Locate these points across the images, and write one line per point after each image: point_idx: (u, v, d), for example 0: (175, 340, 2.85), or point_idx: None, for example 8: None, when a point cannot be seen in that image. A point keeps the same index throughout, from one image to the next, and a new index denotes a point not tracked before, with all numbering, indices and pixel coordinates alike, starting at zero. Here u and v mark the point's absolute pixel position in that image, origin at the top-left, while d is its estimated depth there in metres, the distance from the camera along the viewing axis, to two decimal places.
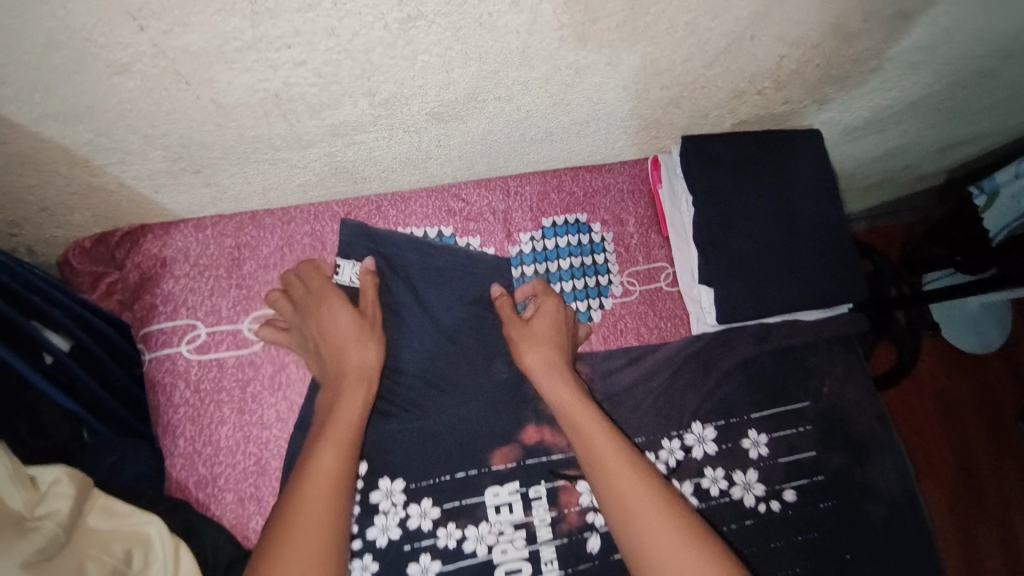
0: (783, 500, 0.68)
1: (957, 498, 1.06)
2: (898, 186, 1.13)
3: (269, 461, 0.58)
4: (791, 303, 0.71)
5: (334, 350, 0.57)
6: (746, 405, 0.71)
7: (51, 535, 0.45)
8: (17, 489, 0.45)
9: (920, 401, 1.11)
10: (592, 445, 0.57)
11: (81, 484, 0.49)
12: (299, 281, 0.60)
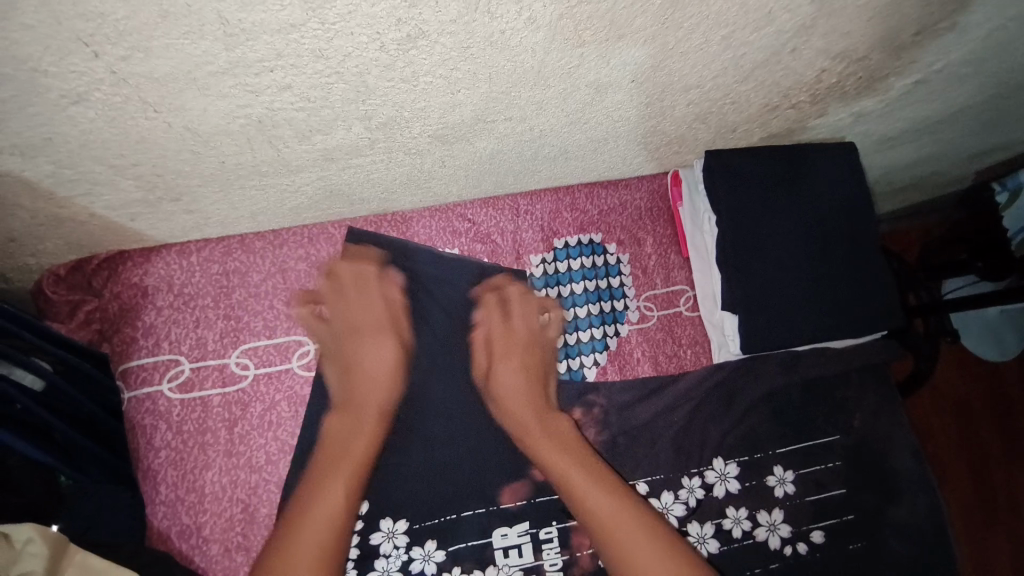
0: (809, 542, 0.64)
1: (971, 510, 0.99)
2: (928, 196, 1.08)
3: (258, 508, 0.54)
4: (820, 332, 0.66)
5: (365, 375, 0.57)
6: (772, 439, 0.66)
7: None
8: None
9: (933, 407, 1.04)
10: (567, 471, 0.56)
11: (56, 541, 0.43)
12: (354, 286, 0.59)
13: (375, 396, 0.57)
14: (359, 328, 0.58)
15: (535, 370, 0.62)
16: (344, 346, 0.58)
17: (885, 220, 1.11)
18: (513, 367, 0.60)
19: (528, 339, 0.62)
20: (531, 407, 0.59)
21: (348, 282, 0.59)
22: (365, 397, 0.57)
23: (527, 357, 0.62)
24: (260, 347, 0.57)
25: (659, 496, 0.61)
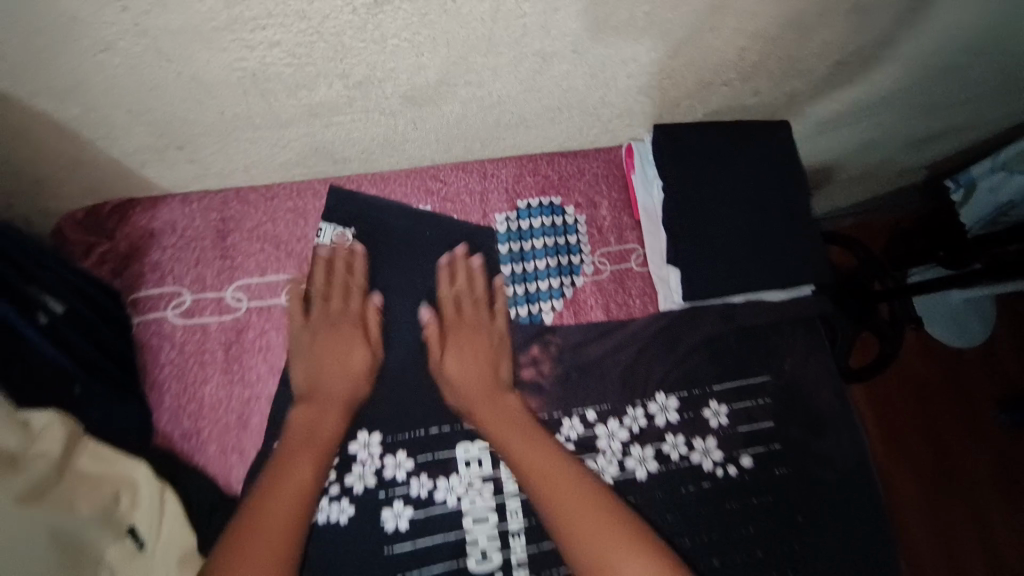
0: (738, 466, 0.73)
1: (931, 487, 1.12)
2: (876, 181, 1.17)
3: (251, 416, 0.61)
4: (752, 282, 0.74)
5: (332, 367, 0.62)
6: (709, 378, 0.75)
7: (44, 472, 0.48)
8: (10, 430, 0.48)
9: (897, 388, 1.18)
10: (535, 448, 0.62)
11: (71, 429, 0.51)
12: (327, 294, 0.65)
13: (341, 387, 0.62)
14: (336, 327, 0.64)
15: (486, 364, 0.66)
16: (315, 342, 0.63)
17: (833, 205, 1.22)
18: (464, 362, 0.66)
19: (472, 333, 0.67)
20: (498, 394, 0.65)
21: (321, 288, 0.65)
22: (330, 389, 0.62)
23: (473, 350, 0.66)
24: (253, 283, 0.64)
25: (606, 422, 0.69)
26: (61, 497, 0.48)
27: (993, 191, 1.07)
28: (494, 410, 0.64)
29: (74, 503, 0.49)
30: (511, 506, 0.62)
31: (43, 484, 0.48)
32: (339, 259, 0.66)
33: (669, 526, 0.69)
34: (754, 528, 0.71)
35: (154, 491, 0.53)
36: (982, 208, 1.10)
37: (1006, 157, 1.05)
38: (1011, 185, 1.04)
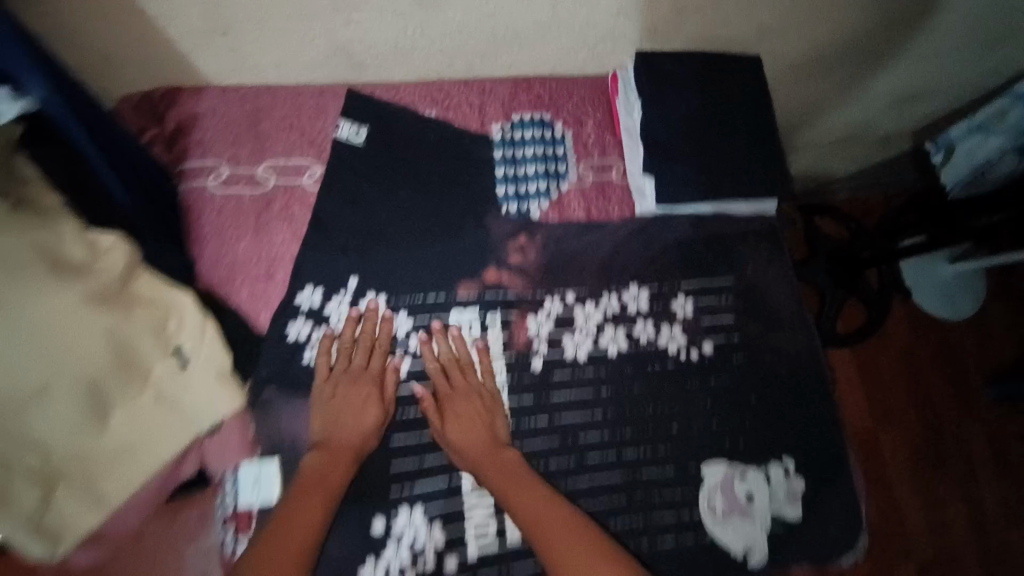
0: (700, 352, 0.82)
1: (920, 450, 1.27)
2: (858, 146, 1.26)
3: (277, 271, 0.71)
4: (720, 192, 0.83)
5: (346, 420, 0.66)
6: (679, 275, 0.84)
7: (106, 283, 0.57)
8: (79, 245, 0.56)
9: (887, 358, 1.33)
10: (526, 500, 0.66)
11: (131, 250, 0.59)
12: (348, 349, 0.69)
13: (350, 440, 0.66)
14: (356, 382, 0.68)
15: (485, 426, 0.70)
16: (335, 396, 0.67)
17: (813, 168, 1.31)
18: (461, 425, 0.69)
19: (470, 399, 0.71)
20: (489, 450, 0.69)
21: (340, 344, 0.69)
22: (342, 441, 0.66)
23: (471, 414, 0.70)
24: (281, 163, 0.74)
25: (583, 304, 0.79)
26: (121, 305, 0.58)
27: (971, 153, 1.16)
28: (495, 468, 0.68)
29: (133, 309, 0.59)
30: (496, 363, 0.75)
31: (106, 293, 0.57)
32: (368, 320, 0.71)
33: (634, 394, 0.78)
34: (709, 401, 0.81)
35: (198, 315, 0.63)
36: (962, 169, 1.19)
37: (980, 119, 1.13)
38: (988, 147, 1.13)
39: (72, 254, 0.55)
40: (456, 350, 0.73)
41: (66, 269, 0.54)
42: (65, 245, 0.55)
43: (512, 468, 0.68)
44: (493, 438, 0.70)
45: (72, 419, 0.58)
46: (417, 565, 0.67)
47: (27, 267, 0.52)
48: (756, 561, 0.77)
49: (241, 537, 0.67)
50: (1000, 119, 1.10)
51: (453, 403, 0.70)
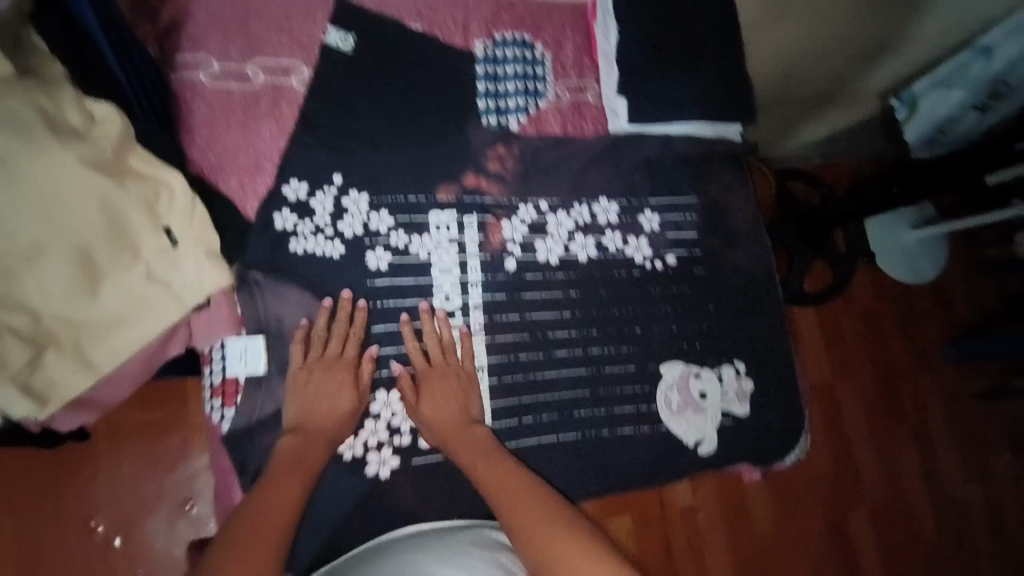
0: (665, 263, 0.88)
1: None
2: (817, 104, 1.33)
3: (265, 164, 0.74)
4: (688, 111, 0.89)
5: (321, 406, 0.68)
6: (647, 192, 0.89)
7: (102, 150, 0.62)
8: (76, 111, 0.61)
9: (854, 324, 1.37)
10: (490, 474, 0.69)
11: (125, 125, 0.63)
12: (323, 336, 0.71)
13: (327, 425, 0.68)
14: (331, 369, 0.70)
15: (459, 405, 0.74)
16: (310, 382, 0.69)
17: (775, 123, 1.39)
18: (437, 404, 0.73)
19: (446, 378, 0.74)
20: (459, 428, 0.73)
21: (314, 331, 0.71)
22: (319, 424, 0.68)
23: (446, 391, 0.74)
24: (271, 63, 0.77)
25: (555, 213, 0.84)
26: (115, 174, 0.63)
27: (935, 106, 1.23)
28: (466, 442, 0.72)
29: (125, 181, 0.63)
30: (472, 262, 0.79)
31: (101, 159, 0.62)
32: (343, 310, 0.72)
33: (602, 297, 0.84)
34: (672, 308, 0.87)
35: (188, 195, 0.67)
36: (923, 123, 1.27)
37: (942, 75, 1.18)
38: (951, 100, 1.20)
39: (70, 120, 0.60)
40: (433, 337, 0.75)
41: (63, 129, 0.59)
42: (66, 112, 0.60)
43: (478, 447, 0.72)
44: (463, 418, 0.73)
45: (64, 282, 0.61)
46: (394, 439, 0.73)
47: (30, 123, 0.58)
48: (707, 449, 0.85)
49: (228, 409, 0.69)
50: (961, 74, 1.17)
51: (428, 384, 0.73)
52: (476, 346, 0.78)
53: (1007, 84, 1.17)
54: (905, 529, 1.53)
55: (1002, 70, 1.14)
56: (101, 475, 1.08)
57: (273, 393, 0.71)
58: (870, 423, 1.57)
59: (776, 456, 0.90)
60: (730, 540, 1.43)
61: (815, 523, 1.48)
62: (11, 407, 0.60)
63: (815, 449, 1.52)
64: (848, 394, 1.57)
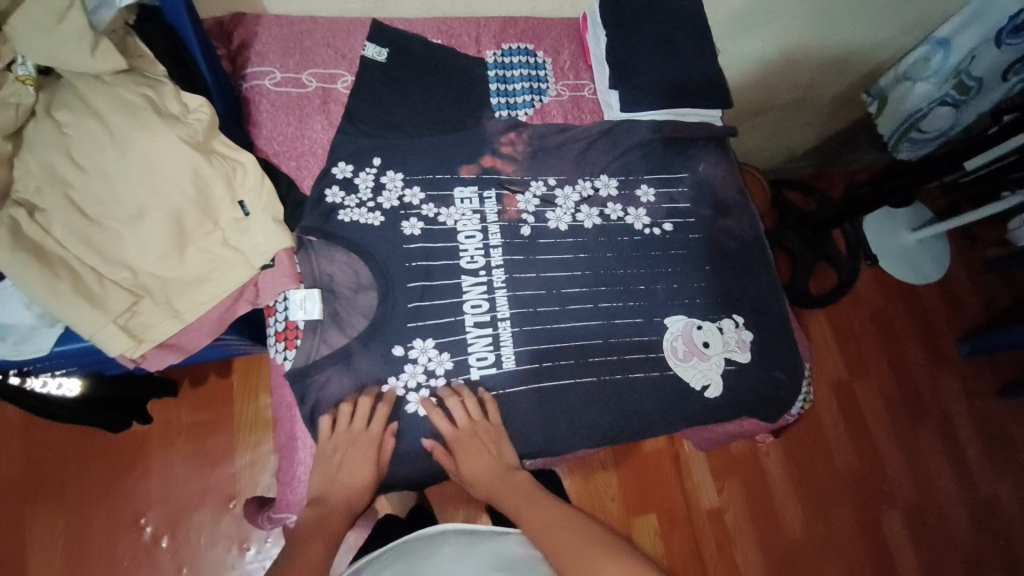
0: (663, 229, 0.99)
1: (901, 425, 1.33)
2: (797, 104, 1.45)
3: (317, 150, 0.90)
4: (671, 100, 1.03)
5: (344, 481, 0.77)
6: (642, 170, 1.01)
7: (192, 131, 0.78)
8: (175, 102, 0.78)
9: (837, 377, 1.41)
10: (534, 515, 0.80)
11: (212, 116, 0.79)
12: (347, 414, 0.78)
13: (347, 495, 0.76)
14: (354, 446, 0.77)
15: (492, 457, 0.82)
16: (336, 454, 0.77)
17: (757, 135, 1.55)
18: (474, 462, 0.80)
19: (478, 433, 0.81)
20: (495, 480, 0.82)
21: (341, 414, 0.78)
22: (340, 496, 0.76)
23: (479, 449, 0.81)
24: (321, 72, 0.94)
25: (563, 187, 0.97)
26: (201, 150, 0.78)
27: (903, 99, 1.32)
28: (510, 491, 0.82)
29: (210, 157, 0.79)
30: (493, 228, 0.91)
31: (192, 138, 0.77)
32: (365, 392, 0.80)
33: (608, 259, 0.95)
34: (672, 268, 0.97)
35: (257, 172, 0.81)
36: (896, 115, 1.36)
37: (904, 71, 1.27)
38: (915, 93, 1.29)
39: (170, 108, 0.78)
40: (463, 401, 0.81)
41: (166, 115, 0.77)
42: (166, 103, 0.78)
43: (515, 494, 0.82)
44: (495, 468, 0.82)
45: (158, 242, 0.75)
46: (431, 380, 0.82)
47: (141, 110, 0.75)
48: (713, 393, 0.92)
49: (289, 350, 0.82)
50: (923, 67, 1.25)
51: (462, 448, 0.80)
52: (499, 299, 0.88)
53: (972, 76, 1.23)
54: (940, 526, 1.50)
55: (961, 62, 1.21)
56: (177, 450, 1.30)
57: (326, 338, 0.82)
58: (892, 420, 1.58)
59: (783, 404, 0.96)
60: (760, 543, 1.44)
61: (846, 521, 1.48)
62: (112, 343, 0.72)
63: (837, 450, 1.53)
64: (867, 391, 1.60)
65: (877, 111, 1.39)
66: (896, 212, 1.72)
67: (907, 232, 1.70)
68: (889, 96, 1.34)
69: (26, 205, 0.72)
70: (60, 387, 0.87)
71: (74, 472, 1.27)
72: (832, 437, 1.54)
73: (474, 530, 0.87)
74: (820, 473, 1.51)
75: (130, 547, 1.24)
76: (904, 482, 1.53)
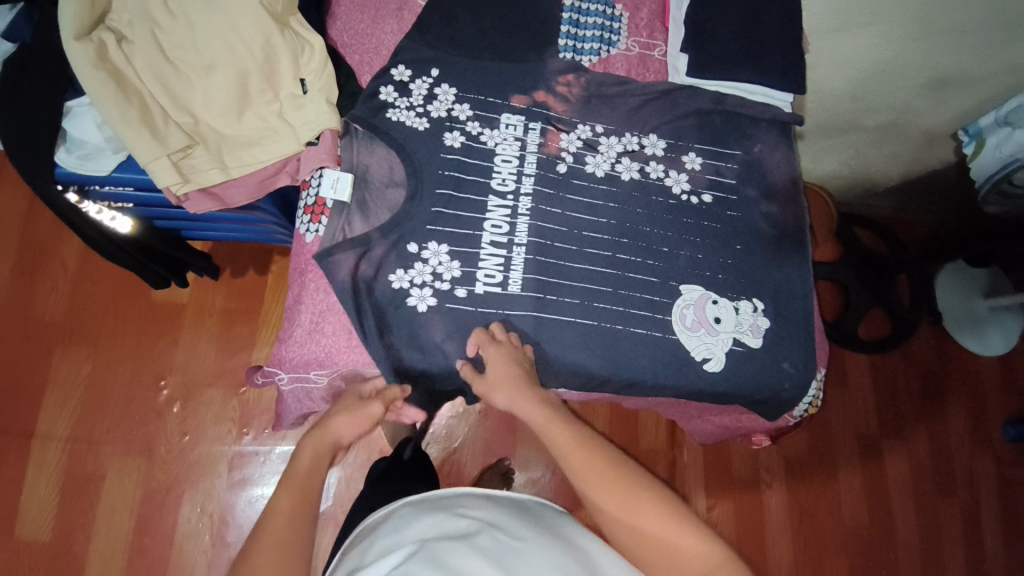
0: (701, 199, 0.96)
1: (901, 488, 1.46)
2: (885, 134, 1.31)
3: (382, 49, 0.96)
4: (736, 74, 1.00)
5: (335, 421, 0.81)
6: (694, 138, 0.99)
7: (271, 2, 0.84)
8: None
9: (842, 427, 1.48)
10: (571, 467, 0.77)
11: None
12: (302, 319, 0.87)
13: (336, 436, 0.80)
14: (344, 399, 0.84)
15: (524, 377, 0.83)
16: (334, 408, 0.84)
17: (836, 162, 1.44)
18: (505, 376, 0.81)
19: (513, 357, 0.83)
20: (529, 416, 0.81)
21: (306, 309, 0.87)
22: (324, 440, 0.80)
23: (513, 369, 0.82)
24: None
25: (608, 136, 0.96)
26: (276, 22, 0.84)
27: (999, 145, 1.14)
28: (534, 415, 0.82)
29: (283, 29, 0.85)
30: (530, 157, 0.92)
31: (270, 8, 0.84)
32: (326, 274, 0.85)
33: (638, 215, 0.94)
34: (700, 239, 0.94)
35: (321, 55, 0.86)
36: (988, 165, 1.17)
37: (1005, 112, 1.13)
38: (1014, 141, 1.11)
39: None
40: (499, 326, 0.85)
41: None
42: None
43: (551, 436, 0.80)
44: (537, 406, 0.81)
45: (222, 96, 0.82)
46: (436, 283, 0.86)
47: None
48: (712, 367, 0.90)
49: (314, 224, 0.88)
50: None
51: (498, 357, 0.82)
52: (519, 225, 0.89)
53: None
54: None
55: None
56: (204, 327, 1.40)
57: (349, 221, 0.87)
58: (916, 486, 1.47)
59: (779, 402, 0.93)
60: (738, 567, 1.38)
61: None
62: (162, 176, 0.79)
63: (848, 503, 1.45)
64: (895, 453, 1.48)
65: (971, 156, 1.21)
66: (973, 271, 1.53)
67: (980, 299, 1.51)
68: (986, 140, 1.17)
69: (117, 34, 0.80)
70: (113, 220, 0.92)
71: (108, 329, 1.39)
72: (844, 489, 1.45)
73: (491, 496, 0.79)
74: (822, 523, 1.43)
75: (145, 405, 1.35)
76: (912, 551, 1.43)
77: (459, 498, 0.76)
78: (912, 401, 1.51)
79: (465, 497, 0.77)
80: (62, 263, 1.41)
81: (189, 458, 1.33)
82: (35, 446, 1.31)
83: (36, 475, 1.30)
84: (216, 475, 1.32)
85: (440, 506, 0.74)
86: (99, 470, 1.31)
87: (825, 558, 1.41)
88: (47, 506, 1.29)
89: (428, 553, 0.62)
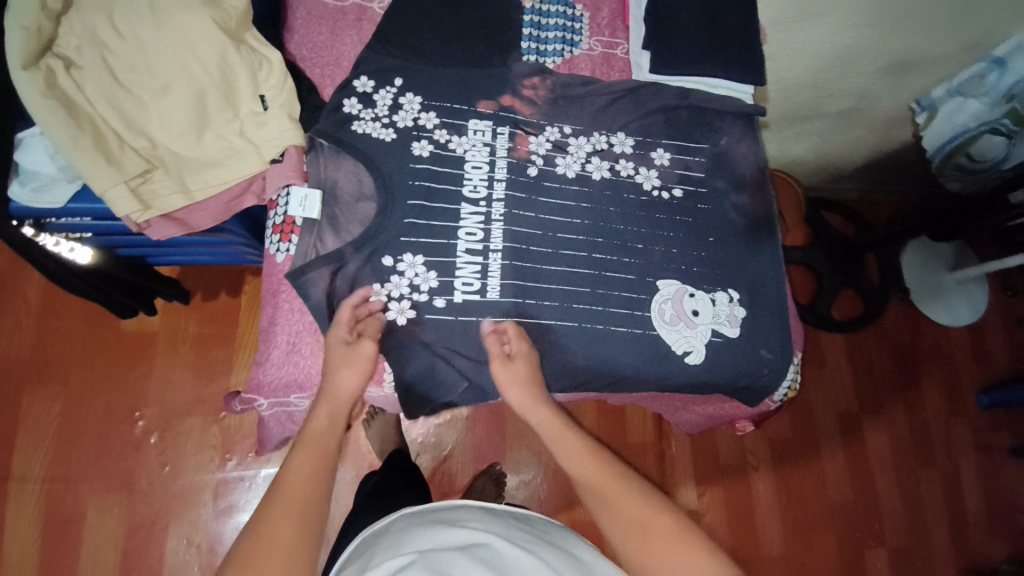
0: (672, 194, 0.97)
1: (883, 462, 1.50)
2: (846, 119, 1.34)
3: (342, 61, 0.94)
4: (698, 67, 1.01)
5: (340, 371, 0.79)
6: (662, 134, 0.99)
7: (225, 19, 0.82)
8: None
9: (824, 407, 1.51)
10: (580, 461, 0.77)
11: (246, 12, 0.84)
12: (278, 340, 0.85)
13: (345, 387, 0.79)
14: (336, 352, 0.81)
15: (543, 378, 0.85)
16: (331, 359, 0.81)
17: (801, 150, 1.47)
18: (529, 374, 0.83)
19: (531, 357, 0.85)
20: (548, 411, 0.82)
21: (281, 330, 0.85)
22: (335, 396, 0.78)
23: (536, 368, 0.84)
24: None
25: (577, 137, 0.96)
26: (231, 38, 0.82)
27: (952, 115, 1.21)
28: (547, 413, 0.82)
29: (239, 45, 0.83)
30: (500, 162, 0.92)
31: (224, 24, 0.82)
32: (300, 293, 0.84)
33: (611, 213, 0.94)
34: (674, 233, 0.95)
35: (280, 71, 0.85)
36: (942, 131, 1.26)
37: (958, 83, 1.17)
38: (966, 111, 1.18)
39: None
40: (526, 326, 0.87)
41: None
42: None
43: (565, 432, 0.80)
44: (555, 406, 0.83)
45: (179, 117, 0.80)
46: (413, 294, 0.85)
47: None
48: (693, 360, 0.91)
49: (284, 243, 0.87)
50: (977, 84, 1.14)
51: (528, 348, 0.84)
52: (494, 231, 0.89)
53: None
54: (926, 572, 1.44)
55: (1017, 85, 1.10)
56: (178, 353, 1.36)
57: (320, 237, 0.85)
58: (897, 458, 1.50)
59: (761, 388, 0.94)
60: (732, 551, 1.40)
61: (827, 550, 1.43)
62: (121, 204, 0.77)
63: (833, 481, 1.48)
64: (875, 429, 1.52)
65: (924, 123, 1.28)
66: (939, 247, 1.57)
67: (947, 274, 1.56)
68: (940, 110, 1.23)
69: (65, 60, 0.77)
70: (72, 251, 0.89)
71: (79, 364, 1.34)
72: (828, 468, 1.48)
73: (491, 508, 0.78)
74: (809, 503, 1.46)
75: (122, 439, 1.30)
76: (897, 523, 1.46)
77: (456, 511, 0.75)
78: (888, 377, 1.55)
79: (462, 509, 0.75)
80: (25, 298, 1.35)
81: (172, 489, 1.29)
82: (11, 491, 1.26)
83: (13, 521, 1.25)
84: (201, 504, 1.29)
85: (439, 518, 0.73)
86: (78, 510, 1.26)
87: (814, 534, 1.44)
88: (26, 551, 1.24)
89: (429, 562, 0.60)
